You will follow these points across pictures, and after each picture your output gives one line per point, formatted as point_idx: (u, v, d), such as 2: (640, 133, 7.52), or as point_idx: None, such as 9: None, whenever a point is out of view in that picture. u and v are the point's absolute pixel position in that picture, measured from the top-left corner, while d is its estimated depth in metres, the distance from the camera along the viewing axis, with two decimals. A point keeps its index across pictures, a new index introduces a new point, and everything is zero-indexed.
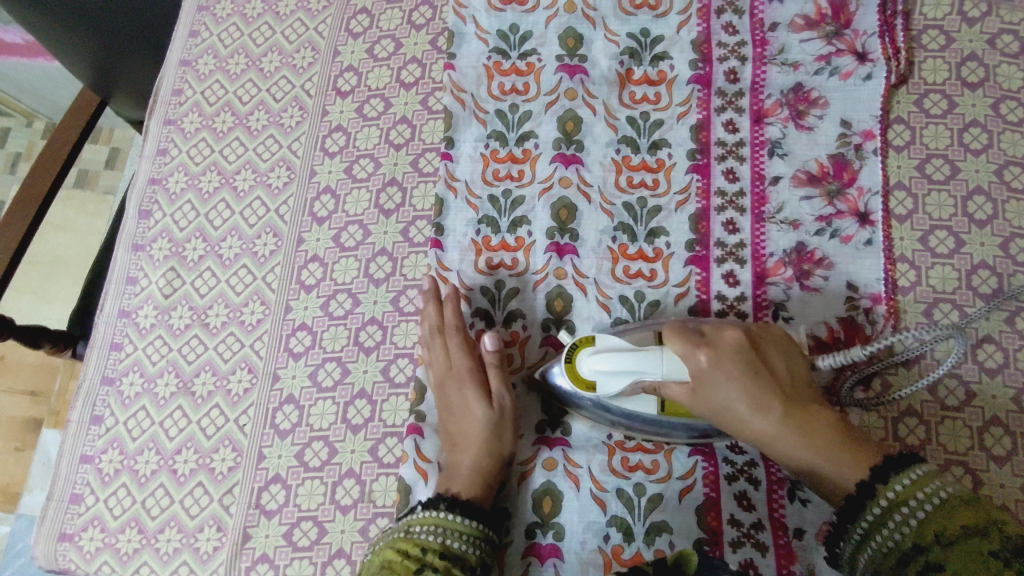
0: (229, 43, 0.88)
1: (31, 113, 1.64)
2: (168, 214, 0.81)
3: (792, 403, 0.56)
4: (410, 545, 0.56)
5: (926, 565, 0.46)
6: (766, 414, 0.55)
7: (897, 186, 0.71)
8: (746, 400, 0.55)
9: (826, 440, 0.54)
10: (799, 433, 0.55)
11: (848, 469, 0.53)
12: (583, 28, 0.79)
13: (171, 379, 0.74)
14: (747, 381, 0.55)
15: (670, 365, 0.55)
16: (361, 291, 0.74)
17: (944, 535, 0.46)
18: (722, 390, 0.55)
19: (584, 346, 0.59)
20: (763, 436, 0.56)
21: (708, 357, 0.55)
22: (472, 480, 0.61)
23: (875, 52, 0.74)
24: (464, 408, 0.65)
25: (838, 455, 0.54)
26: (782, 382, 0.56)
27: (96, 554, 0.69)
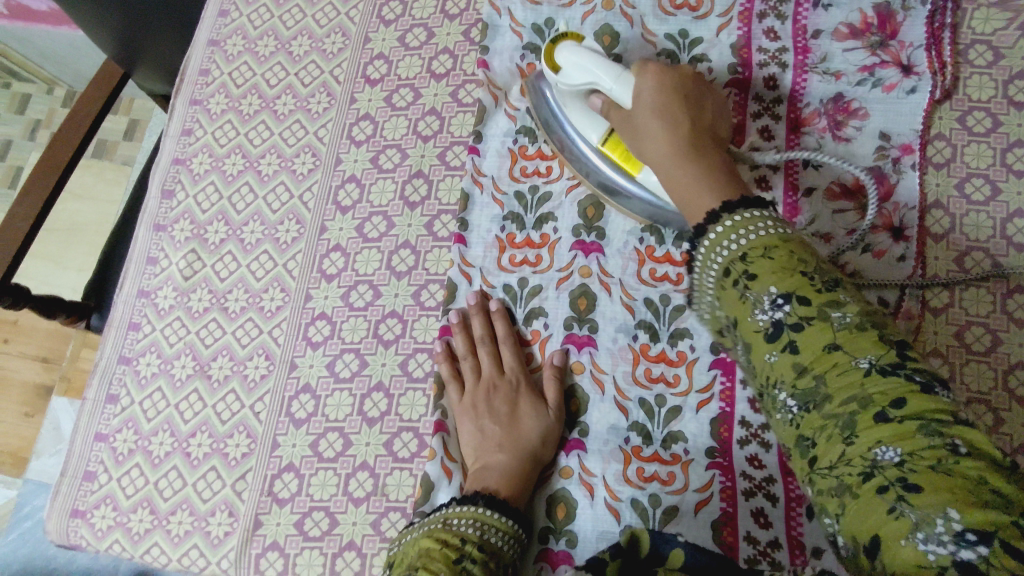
0: (259, 24, 0.87)
1: (52, 80, 1.64)
2: (192, 195, 0.81)
3: (700, 137, 0.56)
4: (449, 534, 0.54)
5: (742, 280, 0.46)
6: (670, 130, 0.56)
7: (934, 204, 0.70)
8: (660, 116, 0.57)
9: (710, 164, 0.54)
10: (690, 149, 0.55)
11: (717, 194, 0.51)
12: (620, 26, 0.78)
13: (188, 362, 0.74)
14: (673, 101, 0.58)
15: (622, 77, 0.61)
16: (382, 283, 0.74)
17: (772, 254, 0.45)
18: (648, 110, 0.58)
19: (563, 40, 0.67)
20: (663, 159, 0.56)
21: (651, 79, 0.60)
22: (510, 480, 0.60)
23: (921, 66, 0.72)
24: (512, 411, 0.64)
25: (712, 182, 0.52)
26: (698, 116, 0.57)
27: (108, 532, 0.69)
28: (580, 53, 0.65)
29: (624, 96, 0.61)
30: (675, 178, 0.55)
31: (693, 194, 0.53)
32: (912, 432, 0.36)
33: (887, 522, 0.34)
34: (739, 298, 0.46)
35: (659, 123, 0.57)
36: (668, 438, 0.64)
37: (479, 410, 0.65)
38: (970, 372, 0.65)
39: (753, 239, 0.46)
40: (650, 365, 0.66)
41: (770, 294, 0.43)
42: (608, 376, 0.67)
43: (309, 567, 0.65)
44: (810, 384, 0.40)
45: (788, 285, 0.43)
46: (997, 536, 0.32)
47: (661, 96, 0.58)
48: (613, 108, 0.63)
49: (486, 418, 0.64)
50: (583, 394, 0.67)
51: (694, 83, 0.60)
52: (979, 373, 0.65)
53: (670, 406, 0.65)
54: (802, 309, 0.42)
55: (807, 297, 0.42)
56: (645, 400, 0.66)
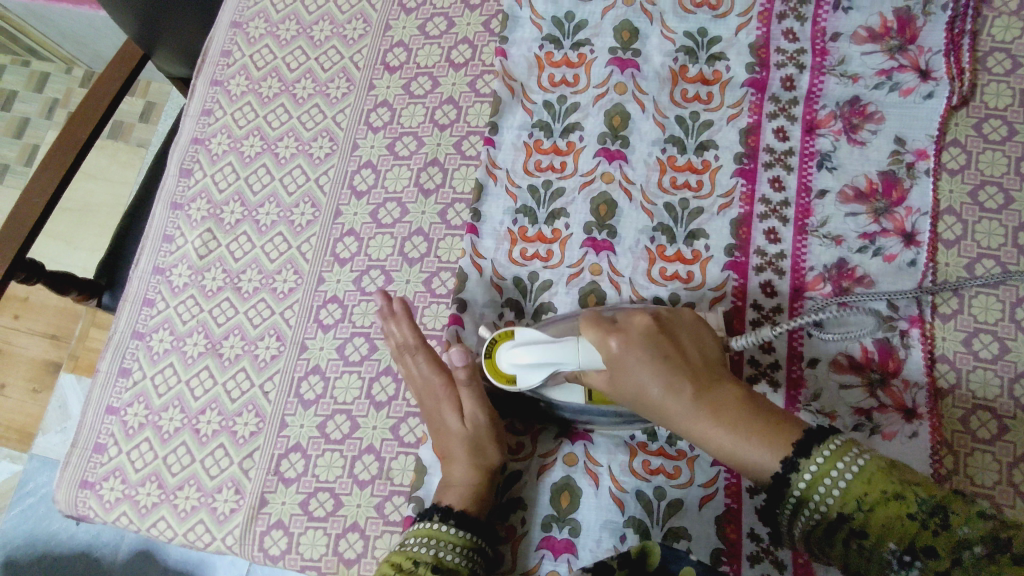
0: (281, 8, 0.88)
1: (71, 60, 1.65)
2: (209, 175, 0.82)
3: (702, 383, 0.52)
4: (403, 557, 0.55)
5: (856, 539, 0.43)
6: (674, 391, 0.52)
7: (947, 210, 0.70)
8: (654, 382, 0.52)
9: (736, 418, 0.50)
10: (711, 412, 0.51)
11: (774, 446, 0.48)
12: (640, 23, 0.78)
13: (200, 339, 0.75)
14: (652, 359, 0.53)
15: (583, 347, 0.55)
16: (394, 269, 0.74)
17: (866, 502, 0.43)
18: (628, 371, 0.53)
19: (500, 346, 0.60)
20: (681, 423, 0.52)
21: (613, 342, 0.54)
22: (455, 489, 0.60)
23: (939, 71, 0.72)
24: (442, 424, 0.64)
25: (752, 436, 0.49)
26: (688, 363, 0.53)
27: (115, 505, 0.70)
28: (534, 343, 0.58)
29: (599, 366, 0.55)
30: (707, 435, 0.51)
31: (740, 455, 0.50)
32: None
33: None
34: (864, 556, 0.43)
35: (660, 386, 0.52)
36: (674, 433, 0.64)
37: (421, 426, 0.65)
38: (976, 380, 0.65)
39: (845, 486, 0.44)
40: None
41: (892, 551, 0.41)
42: None
43: (313, 546, 0.66)
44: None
45: (901, 535, 0.41)
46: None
47: (641, 348, 0.53)
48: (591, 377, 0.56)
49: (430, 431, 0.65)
50: None
51: (655, 323, 0.55)
52: (986, 382, 0.65)
53: None
54: (929, 562, 0.40)
55: (928, 543, 0.40)
56: None
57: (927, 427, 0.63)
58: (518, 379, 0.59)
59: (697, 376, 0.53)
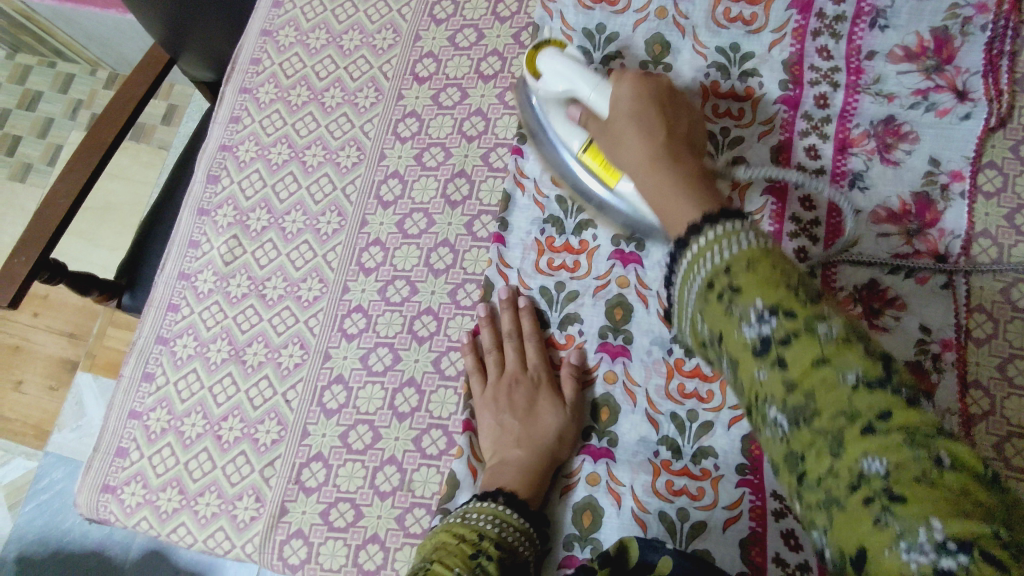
0: (312, 17, 0.88)
1: (96, 61, 1.67)
2: (236, 182, 0.82)
3: (675, 145, 0.53)
4: (470, 530, 0.54)
5: (727, 291, 0.38)
6: (644, 135, 0.54)
7: (982, 233, 0.68)
8: (635, 121, 0.56)
9: (681, 173, 0.49)
10: (666, 156, 0.52)
11: (694, 198, 0.46)
12: (672, 37, 0.77)
13: (224, 346, 0.75)
14: (643, 110, 0.56)
15: (602, 84, 0.61)
16: (420, 280, 0.74)
17: (755, 264, 0.38)
18: (623, 116, 0.57)
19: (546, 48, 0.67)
20: (640, 169, 0.53)
21: (628, 81, 0.59)
22: (525, 477, 0.60)
23: (976, 92, 0.71)
24: (533, 409, 0.64)
25: (686, 188, 0.48)
26: (674, 125, 0.56)
27: (136, 509, 0.70)
28: (566, 64, 0.64)
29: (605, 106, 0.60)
30: (652, 180, 0.51)
31: (674, 200, 0.47)
32: (907, 451, 0.31)
33: (874, 531, 0.31)
34: (724, 311, 0.38)
35: (638, 124, 0.55)
36: (698, 453, 0.63)
37: (501, 408, 0.65)
38: (1011, 407, 0.63)
39: (736, 249, 0.39)
40: (683, 380, 0.65)
41: (756, 307, 0.36)
42: (640, 388, 0.66)
43: (332, 557, 0.65)
44: (795, 399, 0.35)
45: (775, 298, 0.36)
46: (977, 545, 0.29)
47: (646, 96, 0.57)
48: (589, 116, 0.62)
49: (506, 412, 0.65)
50: (614, 404, 0.66)
51: (671, 91, 0.59)
52: (1020, 408, 0.63)
53: (701, 421, 0.64)
54: (787, 324, 0.35)
55: (794, 312, 0.36)
56: (677, 414, 0.64)
57: None
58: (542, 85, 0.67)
59: (673, 135, 0.54)
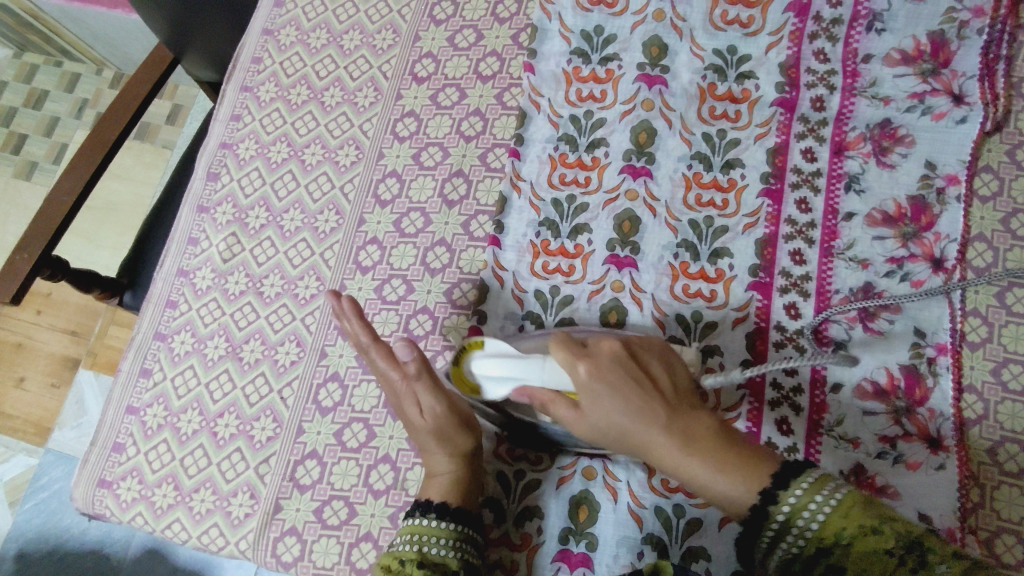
0: (313, 17, 0.89)
1: (102, 61, 1.68)
2: (236, 179, 0.83)
3: (676, 413, 0.52)
4: (391, 559, 0.55)
5: (834, 571, 0.45)
6: (649, 426, 0.51)
7: (977, 236, 0.68)
8: (621, 415, 0.52)
9: (712, 451, 0.50)
10: (681, 437, 0.50)
11: (746, 483, 0.49)
12: (670, 39, 0.78)
13: (221, 343, 0.75)
14: (622, 390, 0.52)
15: (549, 363, 0.56)
16: (416, 278, 0.75)
17: (852, 540, 0.44)
18: (603, 406, 0.52)
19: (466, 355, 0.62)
20: (663, 464, 0.51)
21: (580, 366, 0.53)
22: (447, 483, 0.59)
23: (973, 96, 0.71)
24: (407, 416, 0.61)
25: (727, 471, 0.49)
26: (656, 391, 0.53)
27: (131, 504, 0.71)
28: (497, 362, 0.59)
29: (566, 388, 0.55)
30: (684, 472, 0.51)
31: (723, 489, 0.49)
32: None
33: None
34: None
35: (629, 414, 0.52)
36: None
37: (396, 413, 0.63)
38: (1004, 411, 0.63)
39: (825, 521, 0.46)
40: None
41: None
42: None
43: (325, 554, 0.65)
44: None
45: (881, 570, 0.42)
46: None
47: (612, 376, 0.53)
48: (551, 403, 0.55)
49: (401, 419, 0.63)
50: None
51: (623, 349, 0.55)
52: (1014, 412, 0.63)
53: None
54: None
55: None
56: None
57: (954, 460, 0.61)
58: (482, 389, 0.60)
59: (664, 410, 0.52)
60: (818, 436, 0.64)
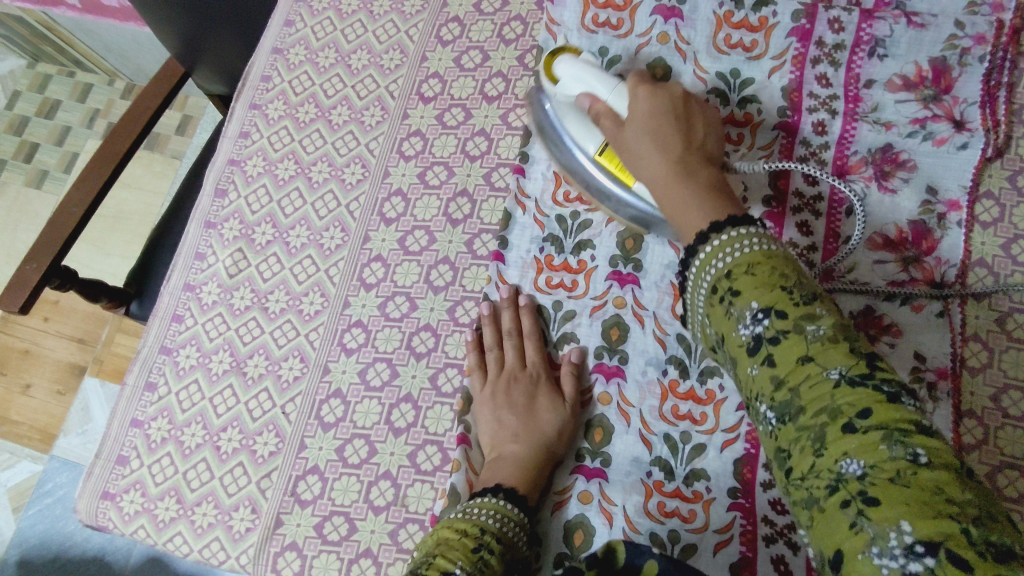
0: (322, 36, 0.90)
1: (114, 72, 1.70)
2: (243, 196, 0.84)
3: (688, 156, 0.54)
4: (469, 524, 0.56)
5: (728, 295, 0.44)
6: (661, 149, 0.55)
7: (978, 261, 0.69)
8: (648, 130, 0.56)
9: (696, 186, 0.52)
10: (679, 166, 0.53)
11: (704, 213, 0.49)
12: (673, 61, 0.78)
13: (225, 357, 0.76)
14: (664, 118, 0.57)
15: (619, 88, 0.62)
16: (419, 296, 0.75)
17: (754, 268, 0.43)
18: (643, 119, 0.57)
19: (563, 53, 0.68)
20: (654, 182, 0.55)
21: (642, 89, 0.59)
22: (523, 470, 0.60)
23: (974, 122, 0.71)
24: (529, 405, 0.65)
25: (696, 202, 0.51)
26: (689, 132, 0.56)
27: (134, 517, 0.71)
28: (580, 68, 0.65)
29: (619, 105, 0.61)
30: (666, 196, 0.53)
31: (683, 211, 0.51)
32: (877, 444, 0.35)
33: (850, 530, 0.34)
34: (726, 314, 0.44)
35: (657, 131, 0.56)
36: (690, 476, 0.63)
37: (502, 402, 0.66)
38: (1004, 437, 0.63)
39: (739, 258, 0.45)
40: (677, 402, 0.65)
41: (752, 309, 0.42)
42: (634, 408, 0.66)
43: (325, 571, 0.65)
44: (785, 393, 0.39)
45: (769, 300, 0.41)
46: (944, 545, 0.31)
47: (662, 103, 0.58)
48: (604, 114, 0.62)
49: (505, 409, 0.65)
50: (608, 424, 0.66)
51: (683, 91, 0.59)
52: (1014, 439, 0.63)
53: (694, 443, 0.64)
54: (779, 324, 0.40)
55: (784, 311, 0.41)
56: (670, 436, 0.64)
57: None
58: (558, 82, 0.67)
59: (687, 143, 0.55)
60: None
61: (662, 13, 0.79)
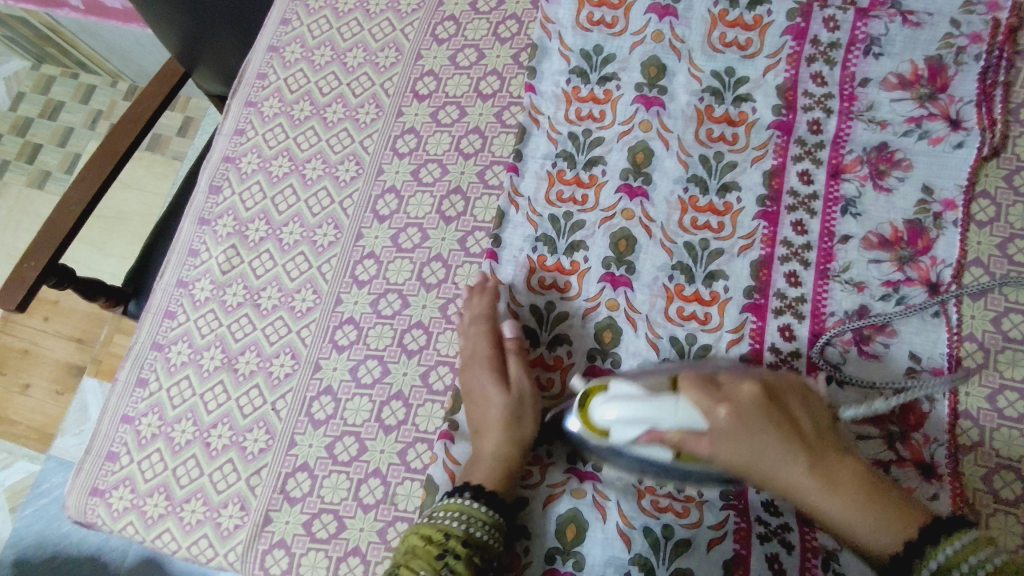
0: (318, 34, 0.91)
1: (117, 74, 1.71)
2: (237, 193, 0.84)
3: (816, 452, 0.53)
4: (436, 530, 0.57)
5: None
6: (800, 465, 0.53)
7: (974, 261, 0.68)
8: (770, 451, 0.53)
9: (861, 496, 0.52)
10: (826, 476, 0.52)
11: (895, 531, 0.51)
12: (668, 60, 0.78)
13: (217, 353, 0.76)
14: (760, 425, 0.53)
15: (688, 415, 0.51)
16: (412, 293, 0.75)
17: None
18: (745, 441, 0.52)
19: (594, 397, 0.54)
20: (806, 500, 0.53)
21: (723, 408, 0.52)
22: (485, 463, 0.61)
23: (970, 121, 0.71)
24: (482, 395, 0.65)
25: (877, 518, 0.51)
26: (797, 429, 0.54)
27: (123, 514, 0.71)
28: (629, 403, 0.51)
29: (703, 430, 0.51)
30: (829, 513, 0.53)
31: (862, 531, 0.52)
32: None
33: None
34: None
35: (778, 449, 0.53)
36: None
37: (466, 401, 0.66)
38: (1000, 439, 0.62)
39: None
40: None
41: None
42: None
43: (313, 569, 0.65)
44: None
45: None
46: None
47: (762, 424, 0.53)
48: (689, 441, 0.52)
49: (469, 405, 0.66)
50: None
51: (758, 384, 0.55)
52: (1010, 441, 0.62)
53: None
54: None
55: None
56: None
57: (948, 490, 0.60)
58: (611, 435, 0.53)
59: (812, 443, 0.54)
60: None
61: (656, 11, 0.79)
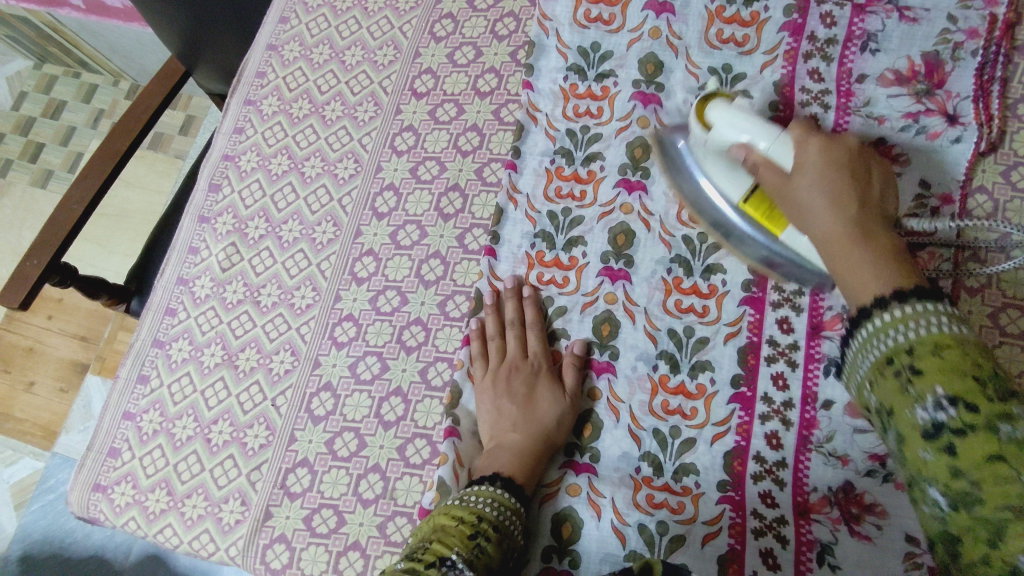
0: (316, 33, 0.91)
1: (119, 73, 1.72)
2: (237, 191, 0.84)
3: (865, 213, 0.49)
4: (469, 513, 0.55)
5: (904, 371, 0.39)
6: (837, 204, 0.50)
7: None
8: (822, 185, 0.51)
9: (881, 246, 0.46)
10: (858, 226, 0.48)
11: (889, 275, 0.43)
12: (665, 56, 0.78)
13: (217, 350, 0.77)
14: (836, 172, 0.52)
15: (781, 138, 0.57)
16: (410, 290, 0.75)
17: (942, 349, 0.37)
18: (816, 174, 0.52)
19: (716, 98, 0.65)
20: (828, 244, 0.49)
21: (814, 142, 0.54)
22: (520, 461, 0.61)
23: (967, 116, 0.71)
24: (531, 396, 0.65)
25: (882, 264, 0.44)
26: (867, 190, 0.51)
27: (125, 509, 0.72)
28: (728, 112, 0.62)
29: (783, 158, 0.56)
30: (842, 259, 0.47)
31: (857, 274, 0.45)
32: None
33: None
34: (900, 389, 0.39)
35: (835, 185, 0.51)
36: (680, 470, 0.62)
37: (501, 396, 0.66)
38: None
39: (922, 334, 0.39)
40: (668, 397, 0.65)
41: (934, 393, 0.36)
42: (624, 404, 0.66)
43: (313, 563, 0.65)
44: (956, 486, 0.35)
45: (953, 385, 0.36)
46: None
47: (836, 171, 0.52)
48: (762, 167, 0.58)
49: (504, 398, 0.65)
50: (598, 419, 0.66)
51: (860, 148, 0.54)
52: None
53: (684, 438, 0.63)
54: (966, 417, 0.35)
55: (975, 403, 0.35)
56: (659, 430, 0.64)
57: None
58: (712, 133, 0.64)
59: (873, 205, 0.50)
60: (806, 453, 0.61)
61: (653, 8, 0.79)
